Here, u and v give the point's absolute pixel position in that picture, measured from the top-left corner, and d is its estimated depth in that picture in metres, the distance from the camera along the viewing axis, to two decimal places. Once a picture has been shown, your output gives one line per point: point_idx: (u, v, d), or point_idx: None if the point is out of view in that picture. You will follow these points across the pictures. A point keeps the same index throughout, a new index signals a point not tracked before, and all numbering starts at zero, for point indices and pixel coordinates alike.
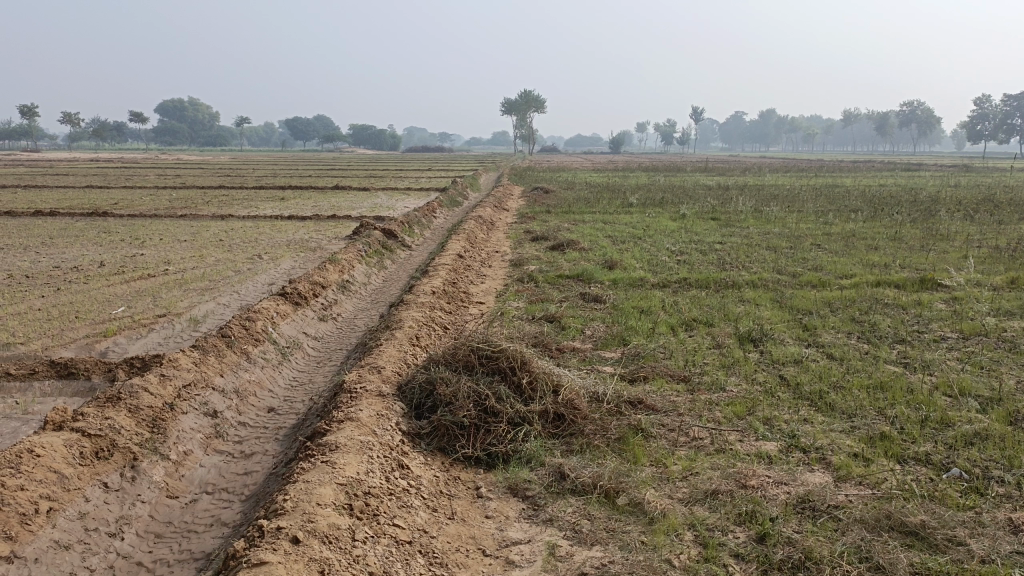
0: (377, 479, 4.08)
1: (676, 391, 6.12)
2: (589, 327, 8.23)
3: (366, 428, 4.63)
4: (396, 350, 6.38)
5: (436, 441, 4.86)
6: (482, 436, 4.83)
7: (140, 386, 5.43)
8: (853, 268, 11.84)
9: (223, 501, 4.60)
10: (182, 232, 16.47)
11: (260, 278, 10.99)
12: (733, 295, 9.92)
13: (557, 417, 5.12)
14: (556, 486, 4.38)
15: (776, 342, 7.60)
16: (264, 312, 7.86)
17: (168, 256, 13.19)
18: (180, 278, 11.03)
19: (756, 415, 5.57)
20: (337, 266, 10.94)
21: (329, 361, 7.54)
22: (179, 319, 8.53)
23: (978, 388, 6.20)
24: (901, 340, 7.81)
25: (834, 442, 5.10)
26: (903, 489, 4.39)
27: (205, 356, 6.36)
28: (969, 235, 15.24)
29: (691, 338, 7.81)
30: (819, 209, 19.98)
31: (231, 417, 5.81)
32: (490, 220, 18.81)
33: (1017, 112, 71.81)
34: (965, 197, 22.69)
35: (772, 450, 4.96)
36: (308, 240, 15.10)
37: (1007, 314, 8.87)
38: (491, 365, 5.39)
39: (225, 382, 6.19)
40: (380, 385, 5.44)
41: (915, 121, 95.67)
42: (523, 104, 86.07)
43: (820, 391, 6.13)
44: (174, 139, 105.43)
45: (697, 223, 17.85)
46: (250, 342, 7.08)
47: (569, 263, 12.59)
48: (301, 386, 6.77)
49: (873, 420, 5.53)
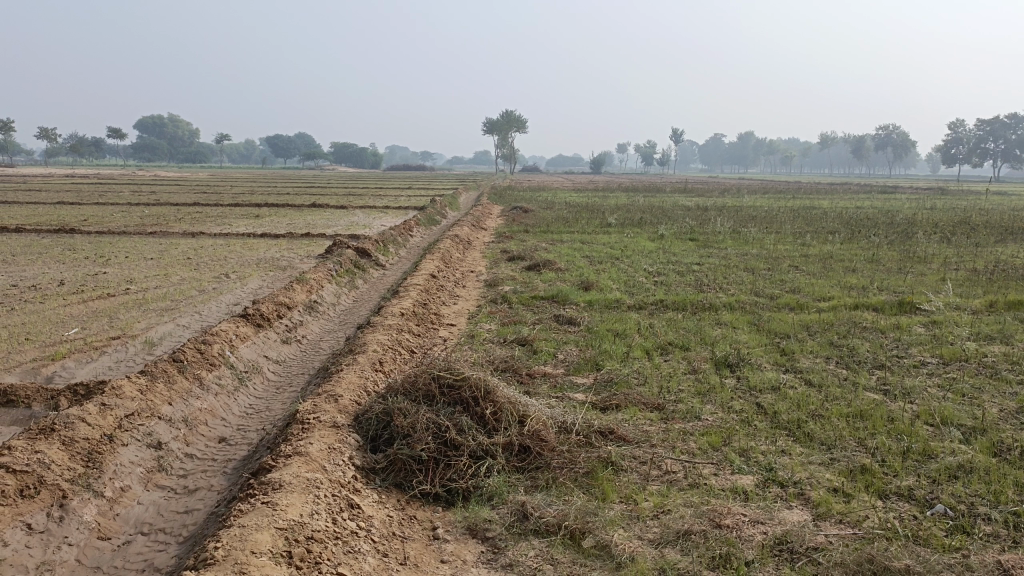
0: (322, 522, 3.76)
1: (649, 420, 5.85)
2: (561, 351, 7.96)
3: (315, 463, 4.32)
4: (356, 377, 6.07)
5: (392, 477, 4.54)
6: (442, 471, 4.53)
7: (77, 416, 5.09)
8: (831, 291, 11.69)
9: (159, 543, 4.27)
10: (150, 250, 16.06)
11: (225, 299, 10.62)
12: (710, 317, 9.71)
13: (523, 449, 4.83)
14: (518, 527, 4.08)
15: (753, 368, 7.37)
16: (221, 335, 7.51)
17: (131, 275, 12.78)
18: (140, 298, 10.64)
19: (732, 446, 5.31)
20: (305, 287, 10.61)
21: (289, 386, 7.20)
22: (133, 341, 8.15)
23: (960, 417, 6.00)
24: (881, 365, 7.62)
25: (813, 476, 4.85)
26: (885, 529, 4.14)
27: (153, 383, 6.03)
28: (946, 257, 15.20)
29: (666, 363, 7.57)
30: (796, 230, 19.94)
31: (177, 449, 5.48)
32: (467, 239, 18.58)
33: (990, 136, 73.05)
34: (941, 219, 22.80)
35: (748, 485, 4.70)
36: (279, 259, 14.74)
37: (987, 339, 8.73)
38: (453, 395, 5.09)
39: (174, 411, 5.87)
40: (335, 415, 5.13)
41: (890, 143, 97.15)
42: (504, 124, 86.43)
43: (798, 420, 5.89)
44: (152, 156, 104.56)
45: (675, 244, 17.71)
46: (204, 366, 6.74)
47: (544, 284, 12.34)
48: (257, 414, 6.44)
49: (853, 452, 5.29)
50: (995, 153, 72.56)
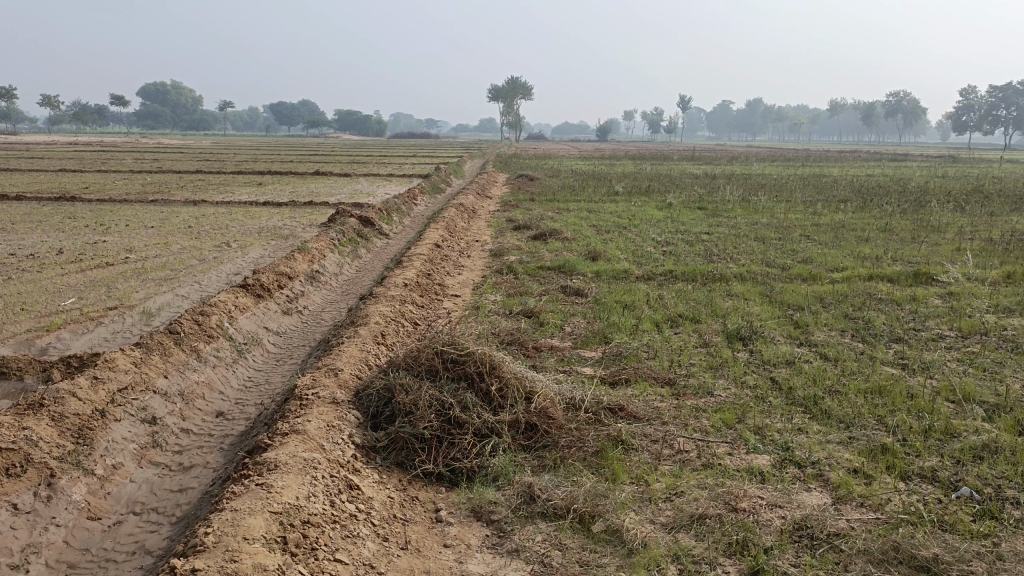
0: (319, 504, 3.58)
1: (660, 396, 5.65)
2: (569, 323, 7.74)
3: (312, 442, 4.13)
4: (357, 350, 5.87)
5: (393, 456, 4.36)
6: (445, 450, 4.34)
7: (67, 390, 4.91)
8: (844, 261, 11.41)
9: (151, 524, 4.12)
10: (151, 218, 15.83)
11: (225, 268, 10.41)
12: (721, 289, 9.47)
13: (529, 427, 4.65)
14: (525, 510, 3.90)
15: (766, 341, 7.15)
16: (220, 306, 7.31)
17: (131, 243, 12.57)
18: (139, 267, 10.43)
19: (746, 424, 5.11)
20: (307, 256, 10.40)
21: (289, 358, 7.02)
22: (130, 312, 7.97)
23: (983, 393, 5.79)
24: (897, 339, 7.39)
25: (832, 456, 4.65)
26: (909, 514, 3.96)
27: (148, 355, 5.84)
28: (960, 227, 14.87)
29: (676, 336, 7.35)
30: (807, 199, 19.56)
31: (173, 424, 5.32)
32: (472, 208, 18.29)
33: (1002, 103, 71.72)
34: (955, 188, 22.36)
35: (764, 465, 4.51)
36: (281, 227, 14.51)
37: (1007, 311, 8.47)
38: (457, 370, 4.88)
39: (169, 384, 5.69)
40: (334, 390, 4.93)
41: (900, 111, 95.75)
42: (509, 91, 85.27)
43: (815, 396, 5.68)
44: (155, 123, 103.86)
45: (684, 213, 17.40)
46: (201, 338, 6.55)
47: (551, 254, 12.08)
48: (255, 387, 6.27)
49: (873, 430, 5.09)
50: (1007, 121, 71.31)
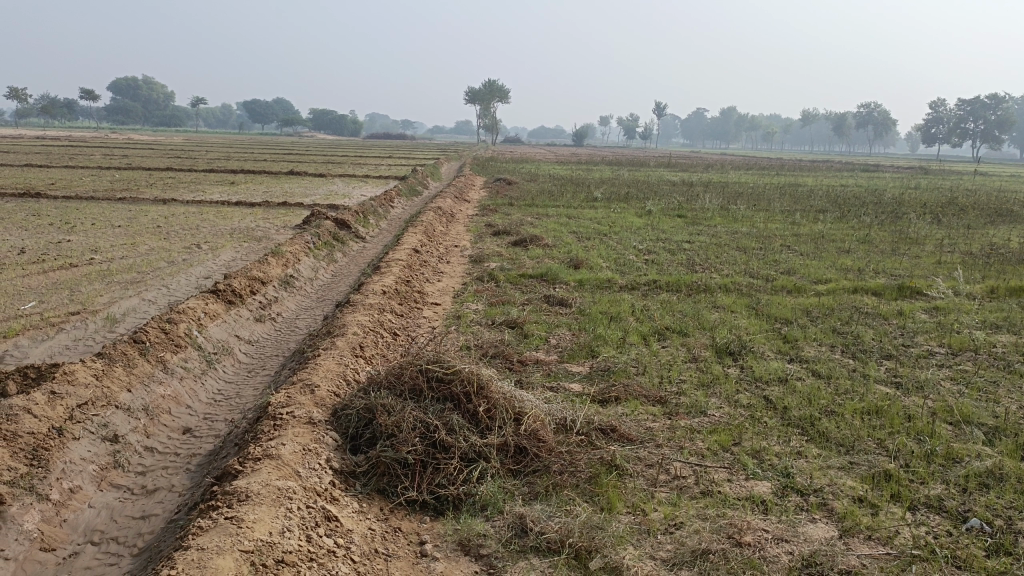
0: (294, 541, 3.28)
1: (652, 416, 5.42)
2: (553, 335, 7.49)
3: (287, 468, 3.83)
4: (335, 364, 5.57)
5: (374, 482, 4.07)
6: (429, 476, 4.07)
7: (21, 407, 4.55)
8: (827, 273, 11.31)
9: (110, 556, 3.80)
10: (118, 217, 15.34)
11: (195, 272, 10.02)
12: (706, 300, 9.29)
13: (518, 450, 4.39)
14: (517, 543, 3.64)
15: (756, 357, 6.96)
16: (188, 313, 6.96)
17: (97, 243, 12.11)
18: (104, 269, 10.01)
19: (742, 447, 4.89)
20: (281, 260, 10.05)
21: (262, 369, 6.69)
22: (93, 317, 7.57)
23: (981, 415, 5.63)
24: (888, 355, 7.24)
25: (834, 483, 4.45)
26: (920, 549, 3.76)
27: (110, 367, 5.49)
28: (939, 239, 14.89)
29: (664, 350, 7.14)
30: (786, 209, 19.54)
31: (136, 442, 4.99)
32: (450, 212, 18.02)
33: (971, 116, 72.89)
34: (929, 200, 22.49)
35: (766, 493, 4.30)
36: (254, 229, 14.11)
37: (994, 327, 8.38)
38: (442, 391, 4.61)
39: (133, 399, 5.35)
40: (311, 409, 4.63)
41: (870, 123, 97.14)
42: (486, 94, 84.96)
43: (811, 417, 5.48)
44: (126, 118, 102.10)
45: (664, 220, 17.27)
46: (168, 348, 6.20)
47: (532, 261, 11.85)
48: (225, 401, 5.93)
49: (874, 455, 4.90)
50: (975, 134, 72.52)
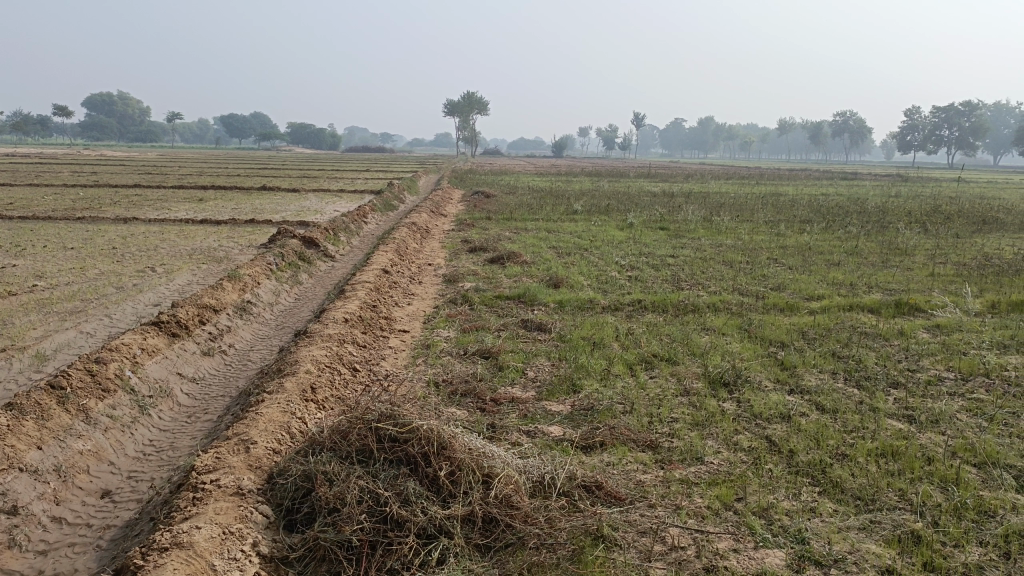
0: None
1: (642, 466, 4.76)
2: (531, 366, 6.82)
3: (198, 563, 3.15)
4: (279, 413, 4.87)
5: (311, 570, 3.38)
6: (379, 560, 3.37)
7: None
8: (819, 289, 10.71)
9: None
10: (73, 238, 14.49)
11: (143, 298, 9.28)
12: (695, 322, 8.67)
13: (487, 521, 3.72)
14: None
15: (754, 389, 6.31)
16: (122, 350, 6.22)
17: (42, 268, 11.28)
18: (45, 297, 9.21)
19: (748, 504, 4.24)
20: (238, 284, 9.30)
21: (204, 414, 5.97)
22: (20, 355, 6.80)
23: (1008, 456, 5.02)
24: (896, 383, 6.63)
25: (857, 551, 3.81)
26: None
27: (18, 421, 4.75)
28: (930, 249, 14.40)
29: (653, 382, 6.48)
30: (770, 219, 19.07)
31: (41, 513, 4.25)
32: (425, 227, 17.31)
33: (945, 123, 73.30)
34: (913, 208, 22.14)
35: (778, 565, 3.65)
36: (216, 249, 13.35)
37: (1002, 347, 7.81)
38: (397, 452, 3.94)
39: (43, 459, 4.62)
40: (240, 478, 3.94)
41: (847, 131, 97.59)
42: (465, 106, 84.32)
43: (821, 463, 4.84)
44: (100, 133, 100.83)
45: (645, 233, 16.67)
46: (92, 394, 5.47)
47: (510, 280, 11.19)
48: (156, 455, 5.20)
49: (896, 509, 4.27)
50: (949, 140, 73.01)
